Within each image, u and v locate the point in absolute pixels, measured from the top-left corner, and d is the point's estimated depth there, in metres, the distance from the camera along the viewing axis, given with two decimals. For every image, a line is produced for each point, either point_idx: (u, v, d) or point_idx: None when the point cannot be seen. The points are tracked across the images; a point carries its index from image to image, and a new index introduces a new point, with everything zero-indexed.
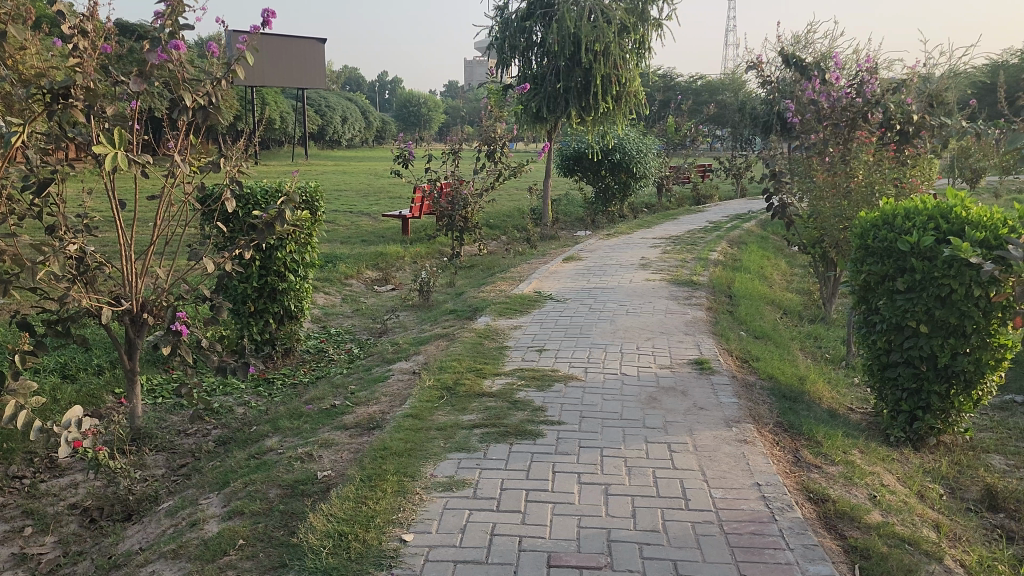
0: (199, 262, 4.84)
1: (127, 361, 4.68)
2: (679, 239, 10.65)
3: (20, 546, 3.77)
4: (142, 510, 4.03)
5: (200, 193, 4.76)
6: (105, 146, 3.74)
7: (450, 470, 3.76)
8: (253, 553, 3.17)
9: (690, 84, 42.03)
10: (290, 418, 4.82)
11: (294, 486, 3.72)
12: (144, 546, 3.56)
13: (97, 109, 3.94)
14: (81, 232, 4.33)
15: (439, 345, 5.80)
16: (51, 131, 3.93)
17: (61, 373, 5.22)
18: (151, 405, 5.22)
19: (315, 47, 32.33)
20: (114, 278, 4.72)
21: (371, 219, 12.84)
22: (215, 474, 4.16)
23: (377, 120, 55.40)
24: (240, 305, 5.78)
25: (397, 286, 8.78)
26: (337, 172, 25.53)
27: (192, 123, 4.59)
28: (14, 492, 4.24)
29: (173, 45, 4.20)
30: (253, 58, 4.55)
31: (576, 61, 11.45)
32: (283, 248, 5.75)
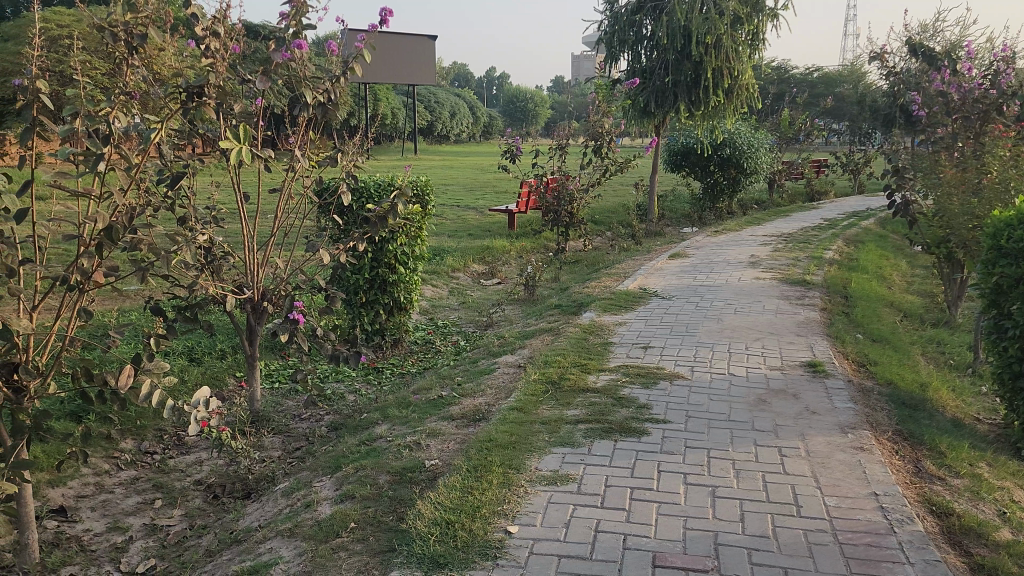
0: (315, 253, 5.03)
1: (248, 347, 4.91)
2: (792, 237, 10.30)
3: (150, 517, 4.04)
4: (261, 490, 4.23)
5: (318, 186, 4.94)
6: (231, 142, 3.94)
7: (554, 464, 3.77)
8: (363, 537, 3.27)
9: (806, 76, 40.52)
10: (398, 406, 4.95)
11: (402, 473, 3.82)
12: (262, 523, 3.74)
13: (225, 107, 4.15)
14: (209, 224, 4.57)
15: (545, 339, 5.83)
16: (184, 128, 4.17)
17: (188, 356, 5.52)
18: (269, 389, 5.46)
19: (425, 43, 32.92)
20: (238, 267, 4.96)
21: (478, 214, 13.00)
22: (328, 458, 4.32)
23: (484, 116, 56.01)
24: (352, 295, 5.97)
25: (502, 281, 8.86)
26: (445, 166, 25.94)
27: (312, 120, 4.76)
28: (145, 467, 4.54)
29: (297, 44, 4.35)
30: (370, 57, 4.67)
31: (687, 54, 11.23)
32: (394, 241, 5.91)
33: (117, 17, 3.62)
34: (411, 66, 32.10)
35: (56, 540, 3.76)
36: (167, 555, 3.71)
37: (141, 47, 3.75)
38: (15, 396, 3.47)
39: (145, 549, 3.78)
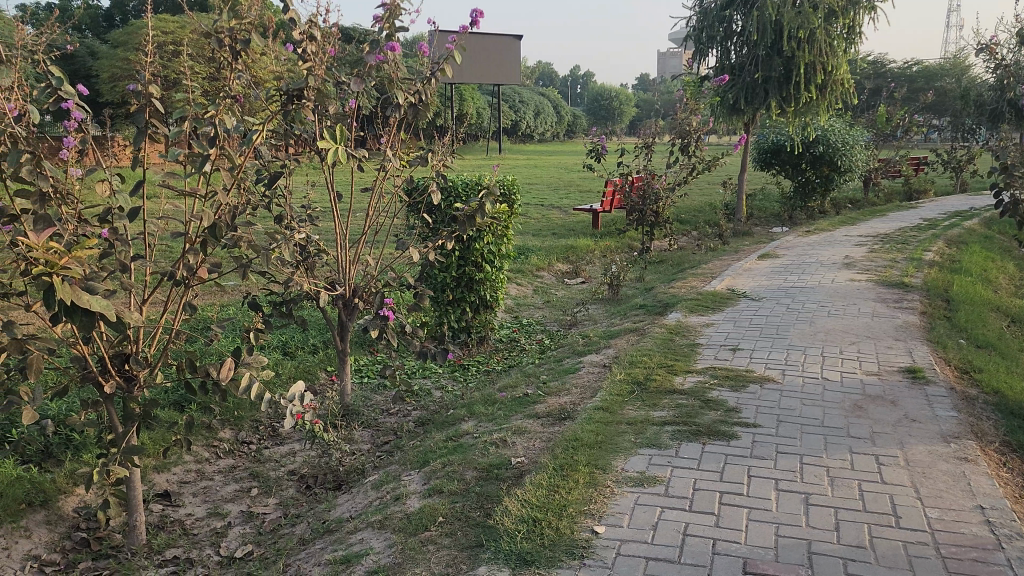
0: (405, 251, 5.13)
1: (340, 342, 5.04)
2: (888, 238, 9.92)
3: (247, 505, 4.21)
4: (351, 482, 4.34)
5: (408, 185, 5.03)
6: (327, 143, 4.06)
7: (640, 465, 3.74)
8: (451, 531, 3.32)
9: (904, 70, 38.95)
10: (484, 403, 5.00)
11: (489, 469, 3.86)
12: (353, 514, 3.84)
13: (321, 109, 4.27)
14: (304, 222, 4.72)
15: (630, 339, 5.79)
16: (282, 130, 4.31)
17: (283, 350, 5.71)
18: (359, 383, 5.60)
19: (510, 43, 33.13)
20: (330, 265, 5.10)
21: (562, 213, 13.00)
22: (416, 453, 4.40)
23: (568, 114, 55.93)
24: (440, 293, 6.07)
25: (586, 280, 8.84)
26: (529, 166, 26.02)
27: (404, 120, 4.86)
28: (242, 456, 4.73)
29: (390, 46, 4.45)
30: (461, 57, 4.71)
31: (778, 50, 10.96)
32: (481, 239, 5.98)
33: (223, 23, 3.78)
34: (497, 65, 32.32)
35: (161, 524, 3.99)
36: (263, 542, 3.85)
37: (245, 51, 3.89)
38: (125, 384, 3.67)
39: (243, 535, 3.94)
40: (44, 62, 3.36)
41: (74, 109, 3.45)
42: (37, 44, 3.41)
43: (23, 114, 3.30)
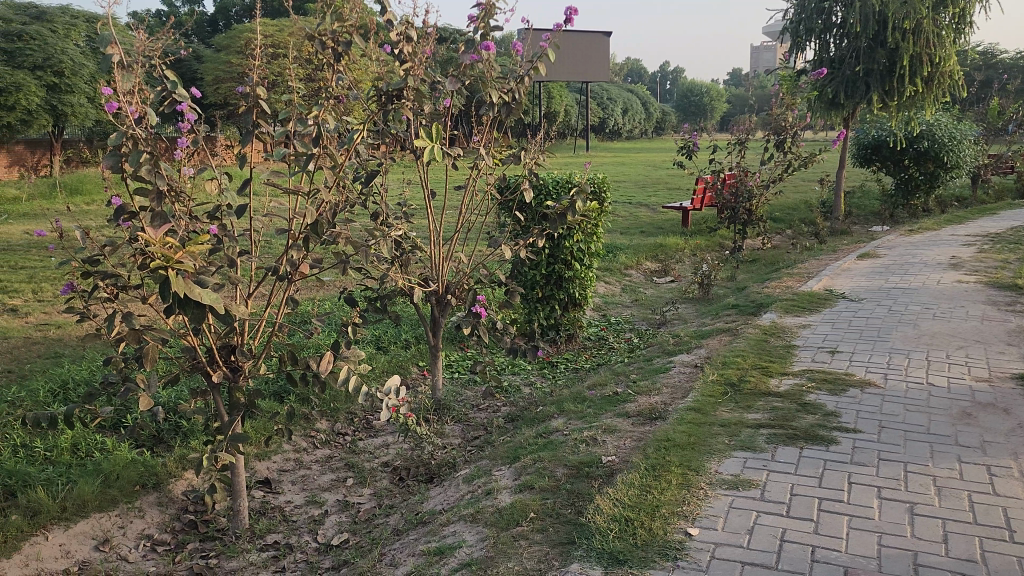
0: (497, 249, 5.18)
1: (432, 338, 5.13)
2: (1000, 237, 9.42)
3: (343, 494, 4.34)
4: (442, 475, 4.41)
5: (501, 183, 5.07)
6: (424, 141, 4.14)
7: (735, 468, 3.67)
8: (543, 527, 3.34)
9: (1018, 60, 36.91)
10: (574, 401, 4.99)
11: (580, 467, 3.86)
12: (445, 507, 3.90)
13: (417, 108, 4.35)
14: (400, 220, 4.82)
15: (722, 340, 5.69)
16: (380, 130, 4.42)
17: (377, 344, 5.86)
18: (449, 378, 5.69)
19: (599, 40, 32.95)
20: (424, 262, 5.19)
21: (651, 211, 12.86)
22: (507, 449, 4.43)
23: (656, 111, 55.24)
24: (529, 290, 6.10)
25: (676, 278, 8.72)
26: (617, 163, 25.82)
27: (497, 118, 4.90)
28: (338, 446, 4.88)
29: (484, 46, 4.49)
30: (555, 55, 4.72)
31: (881, 42, 10.61)
32: (571, 237, 5.99)
33: (325, 26, 3.90)
34: (584, 62, 32.13)
35: (262, 509, 4.15)
36: (359, 530, 3.97)
37: (346, 53, 4.00)
38: (231, 374, 3.82)
39: (339, 523, 4.07)
40: (160, 67, 3.55)
41: (187, 110, 3.62)
42: (154, 49, 3.59)
43: (140, 115, 3.48)
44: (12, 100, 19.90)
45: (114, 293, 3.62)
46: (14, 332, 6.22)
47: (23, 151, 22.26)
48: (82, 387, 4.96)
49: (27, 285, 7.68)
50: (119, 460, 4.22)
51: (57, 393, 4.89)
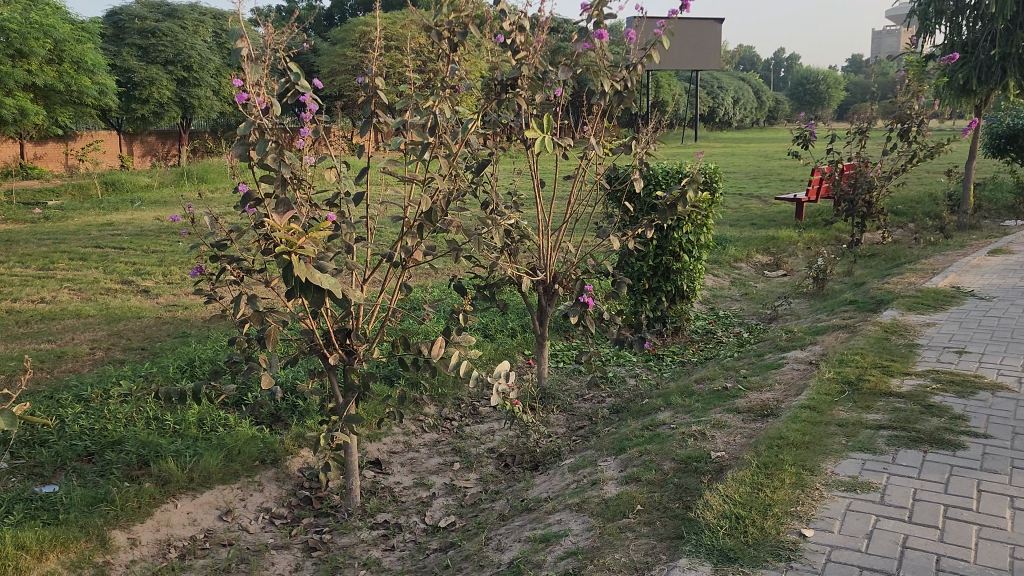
0: (605, 239, 5.14)
1: (538, 326, 5.15)
2: None
3: (450, 478, 4.43)
4: (547, 463, 4.43)
5: (611, 173, 5.03)
6: (535, 131, 4.15)
7: (852, 470, 3.53)
8: (649, 520, 3.30)
9: None
10: (681, 395, 4.92)
11: (688, 461, 3.79)
12: (550, 495, 3.91)
13: (529, 98, 4.36)
14: (510, 209, 4.86)
15: (838, 337, 5.47)
16: (491, 120, 4.46)
17: (483, 332, 5.94)
18: (554, 368, 5.70)
19: (711, 27, 32.17)
20: (532, 251, 5.21)
21: (762, 202, 12.50)
22: (612, 440, 4.41)
23: (769, 100, 53.55)
24: (636, 281, 6.06)
25: (789, 272, 8.44)
26: (725, 153, 25.16)
27: (609, 107, 4.86)
28: (445, 431, 4.97)
29: (597, 34, 4.47)
30: (669, 43, 4.63)
31: (1020, 23, 9.93)
32: (680, 228, 5.89)
33: (442, 17, 3.96)
34: (695, 51, 31.38)
35: (373, 489, 4.28)
36: (465, 514, 4.03)
37: (460, 43, 4.03)
38: (346, 357, 3.94)
39: (446, 506, 4.15)
40: (285, 60, 3.68)
41: (310, 101, 3.73)
42: (278, 42, 3.72)
43: (266, 106, 3.63)
44: (145, 93, 21.17)
45: (240, 276, 3.79)
46: (148, 311, 6.63)
47: (155, 142, 23.70)
48: (209, 365, 5.24)
49: (159, 268, 8.17)
50: (241, 436, 4.44)
51: (185, 370, 5.19)
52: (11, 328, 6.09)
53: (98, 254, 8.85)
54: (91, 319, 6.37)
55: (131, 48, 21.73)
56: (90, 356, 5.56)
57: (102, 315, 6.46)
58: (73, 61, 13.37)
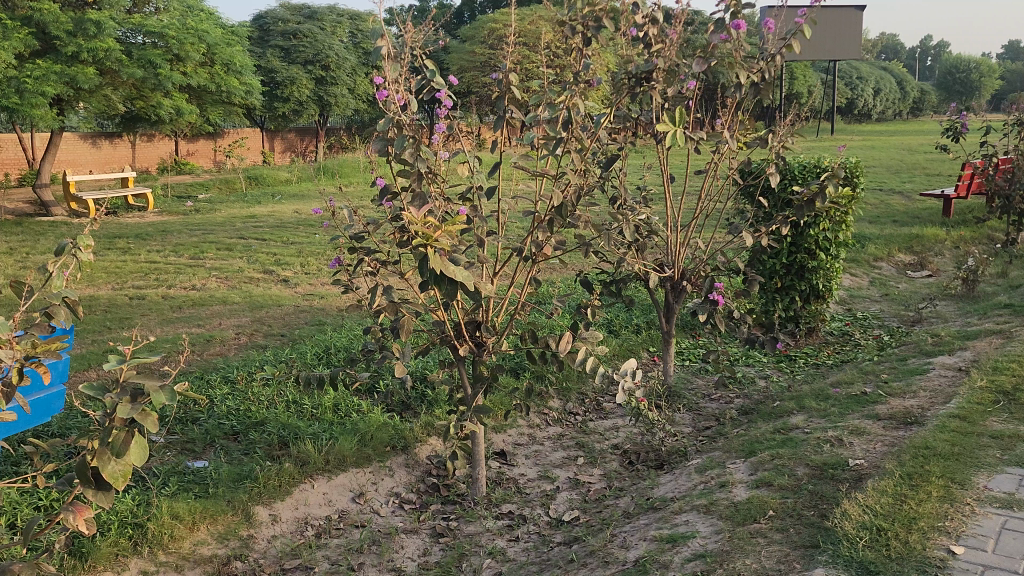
0: (737, 235, 4.99)
1: (665, 323, 5.07)
2: None
3: (574, 472, 4.43)
4: (673, 462, 4.36)
5: (744, 168, 4.89)
6: (668, 125, 4.08)
7: (1009, 486, 3.29)
8: (782, 527, 3.19)
9: None
10: (816, 398, 4.72)
11: (824, 468, 3.63)
12: (677, 495, 3.84)
13: (661, 92, 4.29)
14: (640, 204, 4.80)
15: (991, 342, 5.11)
16: (622, 114, 4.42)
17: (608, 327, 5.91)
18: (680, 366, 5.61)
19: (851, 14, 30.64)
20: (660, 246, 5.13)
21: (904, 198, 11.85)
22: (742, 442, 4.28)
23: (913, 90, 50.57)
24: (768, 279, 5.90)
25: (935, 272, 7.96)
26: (867, 146, 23.90)
27: (744, 100, 4.72)
28: (569, 426, 4.99)
29: (735, 24, 4.32)
30: (810, 32, 4.44)
31: None
32: (817, 225, 5.68)
33: (576, 13, 3.95)
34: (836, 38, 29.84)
35: (498, 480, 4.35)
36: (589, 510, 4.03)
37: (594, 38, 4.00)
38: (476, 349, 4.01)
39: (570, 500, 4.16)
40: (421, 58, 3.78)
41: (444, 97, 3.83)
42: (417, 41, 3.82)
43: (404, 103, 3.73)
44: (287, 92, 22.26)
45: (376, 267, 3.93)
46: (287, 300, 6.97)
47: (294, 138, 24.74)
48: (344, 352, 5.46)
49: (297, 258, 8.58)
50: (374, 422, 4.60)
51: (322, 357, 5.42)
52: (166, 312, 6.55)
53: (242, 244, 9.39)
54: (237, 305, 6.77)
55: (274, 49, 22.90)
56: (236, 341, 5.91)
57: (246, 302, 6.85)
58: (224, 63, 14.20)
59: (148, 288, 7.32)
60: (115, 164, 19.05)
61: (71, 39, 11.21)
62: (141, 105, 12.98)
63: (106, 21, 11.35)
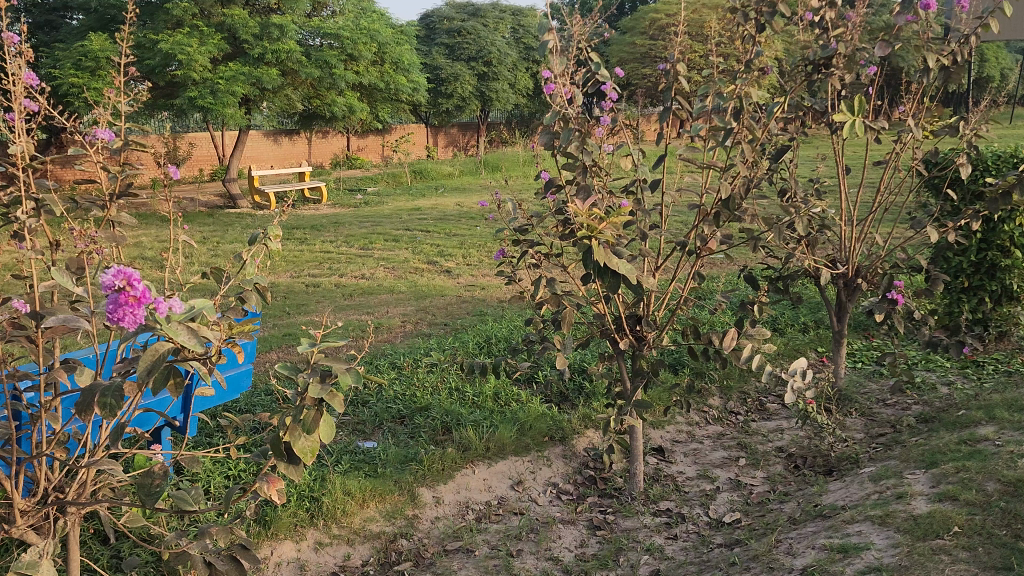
0: (919, 230, 4.66)
1: (837, 322, 4.83)
2: None
3: (736, 473, 4.31)
4: (843, 469, 4.14)
5: (930, 158, 4.55)
6: (845, 113, 3.87)
7: None
8: (970, 545, 2.96)
9: None
10: (1008, 408, 4.33)
11: (1018, 485, 3.32)
12: (848, 504, 3.64)
13: (838, 78, 4.07)
14: (813, 196, 4.59)
15: None
16: (795, 103, 4.23)
17: (773, 325, 5.72)
18: (851, 368, 5.34)
19: None
20: (833, 241, 4.88)
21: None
22: (921, 451, 4.00)
23: None
24: (953, 278, 5.50)
25: None
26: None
27: (932, 85, 4.39)
28: (731, 425, 4.87)
29: (923, 4, 4.02)
30: (1012, 8, 4.05)
31: None
32: (1012, 220, 5.21)
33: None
34: None
35: (656, 476, 4.31)
36: (751, 512, 3.91)
37: (767, 24, 3.83)
38: (637, 343, 3.99)
39: (731, 501, 4.05)
40: (587, 51, 3.77)
41: (609, 90, 3.80)
42: (583, 34, 3.81)
43: (570, 96, 3.74)
44: (450, 88, 22.96)
45: (539, 260, 3.98)
46: (449, 290, 7.20)
47: (457, 133, 25.38)
48: (504, 342, 5.59)
49: (459, 250, 8.84)
50: (533, 412, 4.68)
51: (483, 346, 5.56)
52: (339, 299, 6.94)
53: (407, 235, 9.78)
54: (403, 295, 7.06)
55: (440, 48, 23.76)
56: (402, 328, 6.18)
57: (412, 291, 7.13)
58: (393, 61, 14.79)
59: (322, 276, 7.78)
60: (294, 159, 20.38)
61: (257, 43, 12.09)
62: (318, 103, 13.78)
63: (287, 25, 12.15)
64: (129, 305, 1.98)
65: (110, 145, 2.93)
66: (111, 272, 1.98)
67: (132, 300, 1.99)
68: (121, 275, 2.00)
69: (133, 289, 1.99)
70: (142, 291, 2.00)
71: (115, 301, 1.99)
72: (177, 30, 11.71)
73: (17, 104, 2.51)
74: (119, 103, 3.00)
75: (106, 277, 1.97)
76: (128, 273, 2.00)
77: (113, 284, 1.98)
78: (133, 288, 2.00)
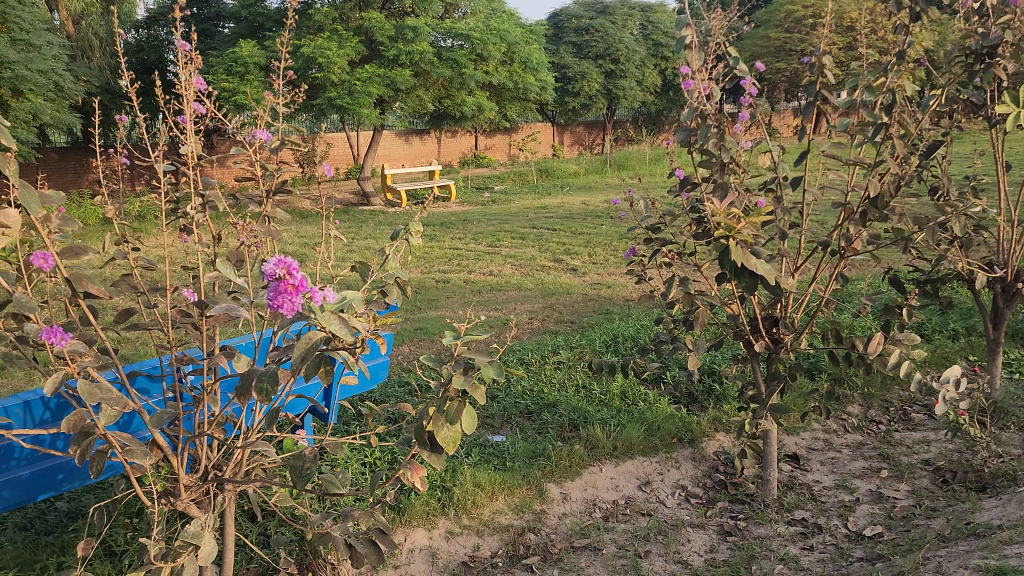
0: None
1: (992, 330, 4.51)
2: None
3: (877, 485, 4.11)
4: (998, 486, 3.85)
5: None
6: (1009, 105, 3.59)
7: None
8: None
9: None
10: None
11: None
12: (1005, 523, 3.38)
13: (1001, 68, 3.79)
14: (969, 194, 4.32)
15: None
16: (950, 95, 3.98)
17: (920, 331, 5.43)
18: (1007, 379, 4.99)
19: None
20: (990, 243, 4.57)
21: None
22: None
23: None
24: None
25: None
26: None
27: None
28: (872, 435, 4.65)
29: None
30: None
31: None
32: None
33: None
34: None
35: (790, 484, 4.17)
36: (895, 527, 3.71)
37: (924, 12, 3.60)
38: (774, 345, 3.86)
39: (872, 514, 3.86)
40: (726, 45, 3.67)
41: (749, 85, 3.70)
42: (722, 28, 3.72)
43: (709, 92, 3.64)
44: (577, 87, 22.97)
45: (673, 259, 3.92)
46: (576, 288, 7.22)
47: (583, 132, 25.36)
48: (632, 341, 5.56)
49: (586, 248, 8.84)
50: (661, 413, 4.63)
51: (611, 344, 5.55)
52: (468, 295, 7.08)
53: (534, 233, 9.87)
54: (530, 291, 7.14)
55: (567, 46, 23.83)
56: (530, 325, 6.24)
57: (539, 289, 7.19)
58: (522, 61, 14.91)
59: (452, 272, 7.97)
60: (423, 158, 20.96)
61: (392, 45, 12.52)
62: (449, 103, 14.11)
63: (421, 26, 12.49)
64: (288, 292, 2.09)
65: (267, 144, 3.09)
66: (272, 261, 2.09)
67: (291, 288, 2.09)
68: (281, 265, 2.11)
69: (291, 277, 2.09)
70: (300, 279, 2.10)
71: (276, 288, 2.10)
72: (319, 35, 12.32)
73: (187, 107, 2.67)
74: (277, 105, 3.16)
75: (268, 266, 2.08)
76: (287, 262, 2.11)
77: (274, 272, 2.09)
78: (292, 276, 2.10)
